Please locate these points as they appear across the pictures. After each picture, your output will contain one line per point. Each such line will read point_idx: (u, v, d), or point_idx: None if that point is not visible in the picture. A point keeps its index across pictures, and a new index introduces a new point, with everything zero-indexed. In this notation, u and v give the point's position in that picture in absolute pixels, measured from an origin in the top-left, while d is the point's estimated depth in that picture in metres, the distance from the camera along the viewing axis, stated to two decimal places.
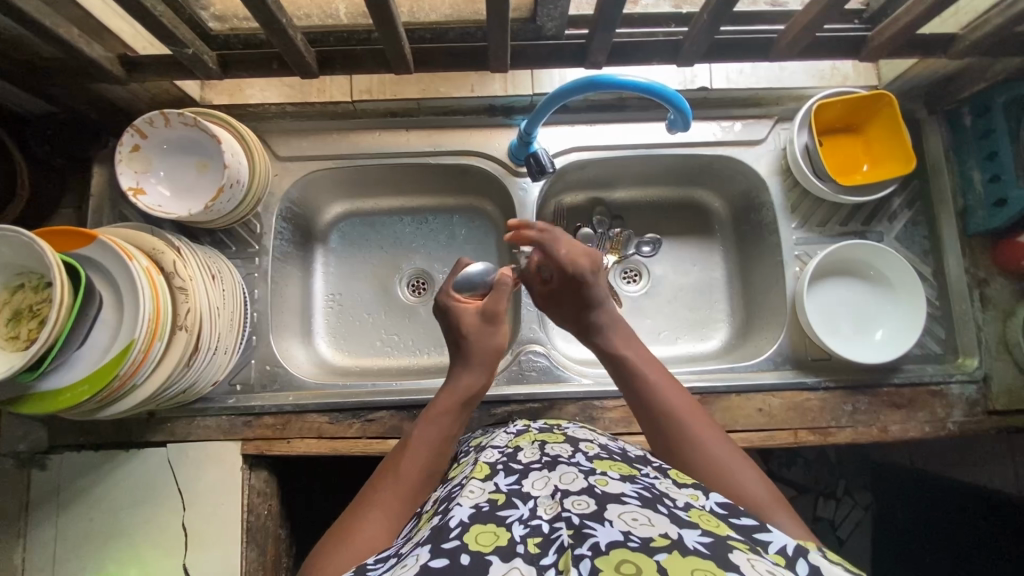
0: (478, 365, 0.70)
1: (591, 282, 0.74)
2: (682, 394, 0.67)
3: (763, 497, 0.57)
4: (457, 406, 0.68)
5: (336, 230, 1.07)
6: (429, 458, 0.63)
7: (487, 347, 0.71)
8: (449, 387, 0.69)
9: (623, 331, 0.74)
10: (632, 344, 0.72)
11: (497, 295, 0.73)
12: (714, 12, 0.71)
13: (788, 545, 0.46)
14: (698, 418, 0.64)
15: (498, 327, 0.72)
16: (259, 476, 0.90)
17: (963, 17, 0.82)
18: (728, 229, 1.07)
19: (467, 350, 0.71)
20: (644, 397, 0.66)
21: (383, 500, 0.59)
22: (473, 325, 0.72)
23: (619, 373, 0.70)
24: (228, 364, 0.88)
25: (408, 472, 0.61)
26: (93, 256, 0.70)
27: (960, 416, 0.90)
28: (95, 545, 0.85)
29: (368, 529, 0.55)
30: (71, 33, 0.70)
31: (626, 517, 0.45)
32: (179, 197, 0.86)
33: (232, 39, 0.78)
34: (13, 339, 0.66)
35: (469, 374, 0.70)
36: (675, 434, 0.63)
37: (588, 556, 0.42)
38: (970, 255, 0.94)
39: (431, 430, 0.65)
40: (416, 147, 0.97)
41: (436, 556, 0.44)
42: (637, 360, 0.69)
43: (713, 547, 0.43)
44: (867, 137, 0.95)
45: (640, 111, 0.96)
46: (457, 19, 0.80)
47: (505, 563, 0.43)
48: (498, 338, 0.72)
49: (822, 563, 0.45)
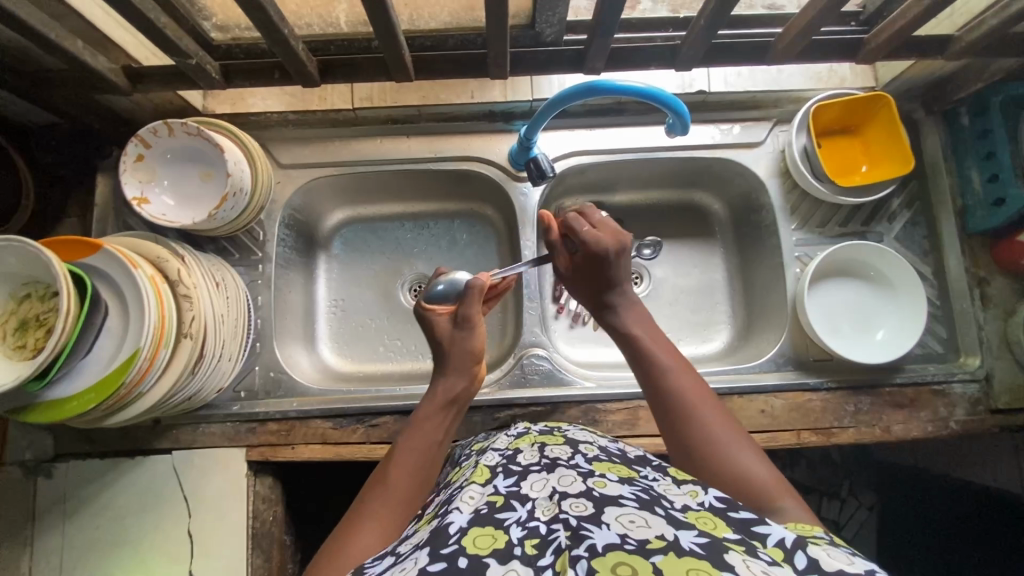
0: (460, 371, 0.70)
1: (613, 263, 0.72)
2: (691, 375, 0.66)
3: (766, 483, 0.57)
4: (440, 410, 0.68)
5: (338, 236, 1.08)
6: (418, 468, 0.63)
7: (463, 352, 0.71)
8: (434, 393, 0.69)
9: (637, 312, 0.73)
10: (644, 324, 0.71)
11: (467, 300, 0.72)
12: (712, 17, 0.72)
13: (787, 538, 0.46)
14: (707, 401, 0.64)
15: (474, 331, 0.72)
16: (264, 483, 0.90)
17: (959, 19, 0.83)
18: (729, 230, 1.08)
19: (445, 355, 0.71)
20: (653, 378, 0.66)
21: (377, 514, 0.58)
22: (448, 333, 0.72)
23: (629, 354, 0.70)
24: (232, 371, 0.88)
25: (400, 483, 0.61)
26: (97, 266, 0.71)
27: (962, 415, 0.90)
28: (101, 552, 0.86)
29: (362, 544, 0.55)
30: (75, 45, 0.70)
31: (623, 519, 0.45)
32: (182, 205, 0.87)
33: (234, 49, 0.79)
34: (19, 349, 0.67)
35: (450, 377, 0.70)
36: (681, 419, 0.63)
37: (585, 557, 0.42)
38: (969, 255, 0.94)
39: (420, 441, 0.65)
40: (417, 153, 0.98)
41: (433, 561, 0.44)
42: (647, 342, 0.69)
43: (709, 547, 0.43)
44: (866, 138, 0.96)
45: (637, 115, 0.97)
46: (457, 27, 0.81)
47: (503, 565, 0.43)
48: (474, 341, 0.71)
49: (822, 555, 0.45)
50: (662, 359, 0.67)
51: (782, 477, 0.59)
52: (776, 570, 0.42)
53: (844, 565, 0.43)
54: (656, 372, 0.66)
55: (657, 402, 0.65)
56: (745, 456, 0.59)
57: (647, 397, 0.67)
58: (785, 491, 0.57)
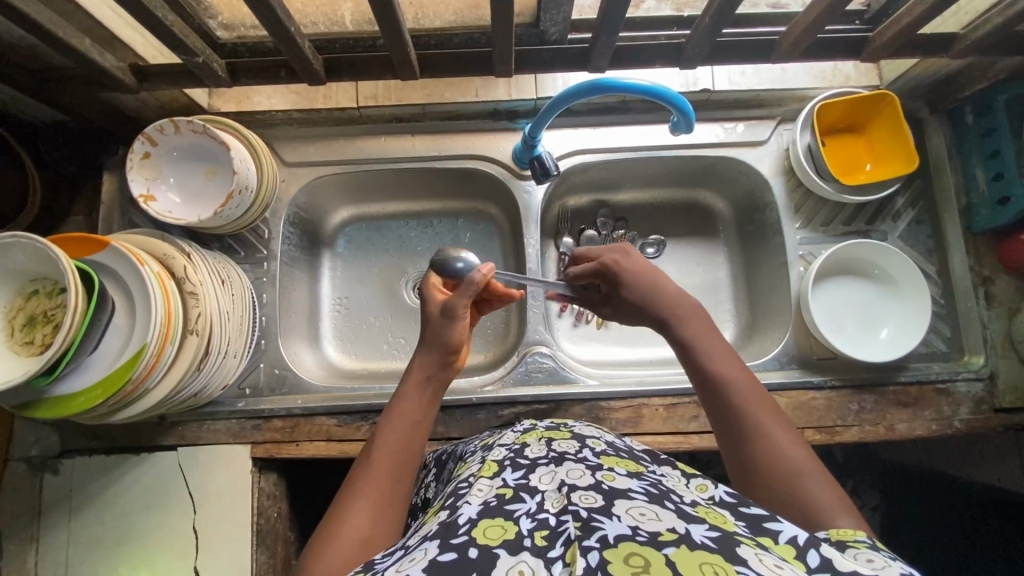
0: (433, 355, 0.69)
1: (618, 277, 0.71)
2: (749, 378, 0.61)
3: (821, 495, 0.52)
4: (421, 388, 0.67)
5: (342, 234, 1.08)
6: (401, 448, 0.62)
7: (440, 339, 0.68)
8: (410, 372, 0.68)
9: (697, 320, 0.66)
10: (708, 333, 0.65)
11: (463, 291, 0.67)
12: (715, 15, 0.72)
13: (799, 536, 0.45)
14: (765, 408, 0.59)
15: (456, 323, 0.68)
16: (268, 479, 0.91)
17: (964, 17, 0.83)
18: (733, 229, 1.08)
19: (424, 334, 0.70)
20: (713, 389, 0.61)
21: (365, 494, 0.57)
22: (435, 315, 0.70)
23: (688, 363, 0.64)
24: (238, 367, 0.88)
25: (383, 464, 0.60)
26: (106, 262, 0.72)
27: (967, 414, 0.90)
28: (107, 548, 0.86)
29: (351, 526, 0.54)
30: (84, 43, 0.71)
31: (634, 512, 0.46)
32: (189, 202, 0.87)
33: (240, 47, 0.80)
34: (28, 344, 0.67)
35: (427, 354, 0.69)
36: (742, 433, 0.57)
37: (596, 548, 0.42)
38: (974, 254, 0.94)
39: (400, 420, 0.64)
40: (421, 152, 0.98)
41: (443, 551, 0.44)
42: (710, 353, 0.63)
43: (720, 541, 0.43)
44: (870, 137, 0.96)
45: (642, 113, 0.97)
46: (461, 25, 0.81)
47: (512, 557, 0.44)
48: (453, 332, 0.68)
49: (836, 556, 0.43)
50: (723, 372, 0.61)
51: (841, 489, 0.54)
52: (789, 565, 0.42)
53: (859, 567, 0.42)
54: (717, 383, 0.61)
55: (717, 413, 0.60)
56: (803, 467, 0.54)
57: (706, 406, 0.61)
58: (848, 515, 0.51)
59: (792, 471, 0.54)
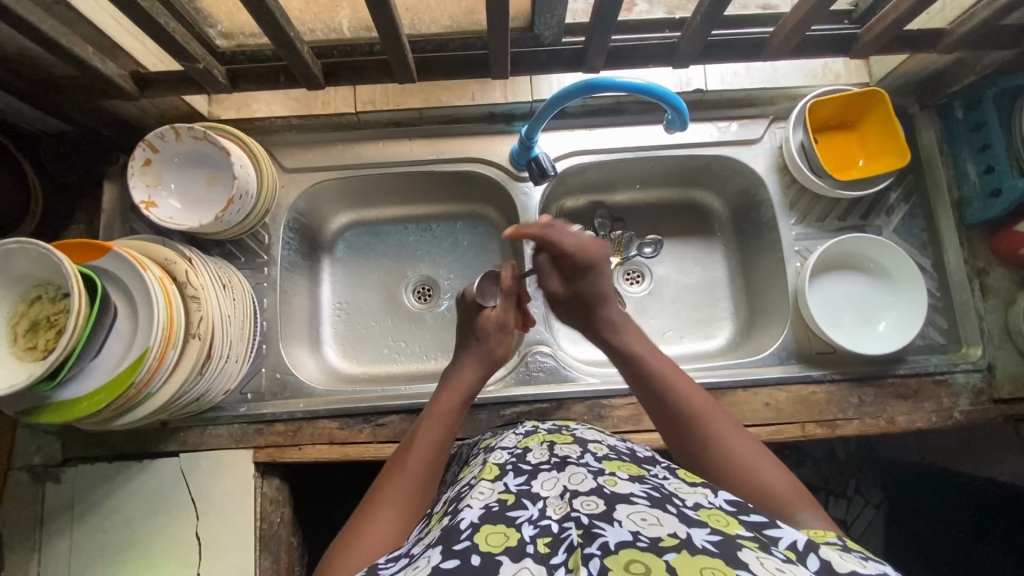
0: (481, 363, 0.76)
1: (601, 271, 0.75)
2: (698, 393, 0.67)
3: (787, 496, 0.57)
4: (458, 406, 0.72)
5: (342, 240, 1.09)
6: (435, 454, 0.66)
7: (493, 353, 0.77)
8: (454, 385, 0.74)
9: (632, 331, 0.75)
10: (642, 341, 0.74)
11: (507, 304, 0.79)
12: (706, 15, 0.73)
13: (799, 541, 0.46)
14: (706, 404, 0.66)
15: (507, 336, 0.79)
16: (270, 485, 0.91)
17: (950, 13, 0.84)
18: (729, 228, 1.09)
19: (472, 341, 0.77)
20: (656, 393, 0.68)
21: (395, 493, 0.61)
22: (487, 326, 0.77)
23: (631, 372, 0.72)
24: (240, 373, 0.89)
25: (416, 469, 0.63)
26: (109, 268, 0.72)
27: (966, 405, 0.91)
28: (109, 558, 0.86)
29: (377, 526, 0.57)
30: (84, 50, 0.71)
31: (635, 517, 0.46)
32: (190, 209, 0.88)
33: (239, 55, 0.82)
34: (32, 349, 0.68)
35: (466, 372, 0.75)
36: (690, 429, 0.64)
37: (597, 555, 0.42)
38: (968, 246, 0.95)
39: (436, 426, 0.68)
40: (418, 156, 0.99)
41: (447, 557, 0.45)
42: (648, 357, 0.72)
43: (722, 545, 0.43)
44: (862, 134, 0.97)
45: (638, 114, 0.99)
46: (457, 31, 0.83)
47: (515, 563, 0.44)
48: (505, 345, 0.79)
49: (835, 557, 0.45)
50: (664, 374, 0.69)
51: (803, 487, 0.59)
52: (790, 567, 0.42)
53: (856, 567, 0.44)
54: (660, 386, 0.68)
55: (664, 417, 0.67)
56: (751, 455, 0.61)
57: (654, 414, 0.69)
58: (801, 498, 0.57)
59: (742, 460, 0.61)
